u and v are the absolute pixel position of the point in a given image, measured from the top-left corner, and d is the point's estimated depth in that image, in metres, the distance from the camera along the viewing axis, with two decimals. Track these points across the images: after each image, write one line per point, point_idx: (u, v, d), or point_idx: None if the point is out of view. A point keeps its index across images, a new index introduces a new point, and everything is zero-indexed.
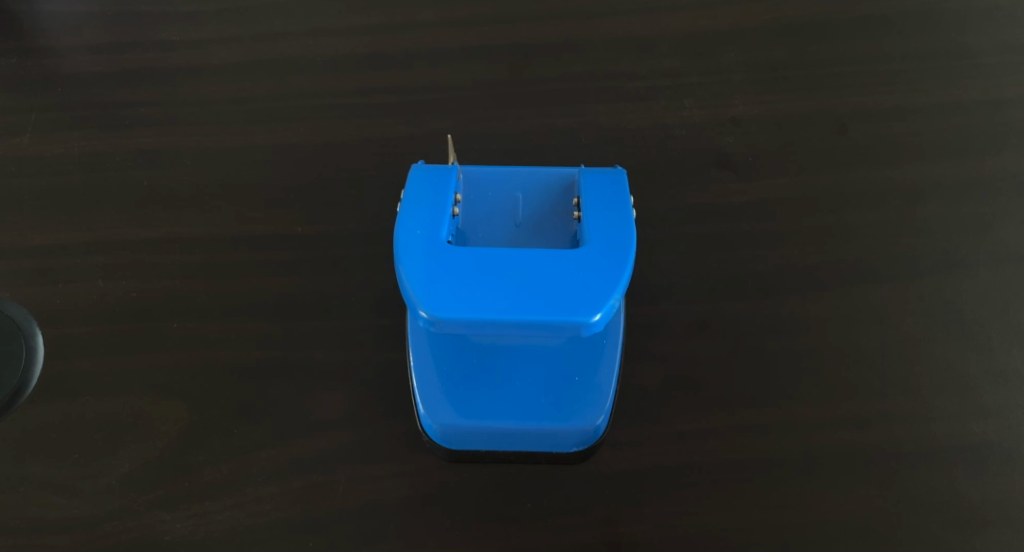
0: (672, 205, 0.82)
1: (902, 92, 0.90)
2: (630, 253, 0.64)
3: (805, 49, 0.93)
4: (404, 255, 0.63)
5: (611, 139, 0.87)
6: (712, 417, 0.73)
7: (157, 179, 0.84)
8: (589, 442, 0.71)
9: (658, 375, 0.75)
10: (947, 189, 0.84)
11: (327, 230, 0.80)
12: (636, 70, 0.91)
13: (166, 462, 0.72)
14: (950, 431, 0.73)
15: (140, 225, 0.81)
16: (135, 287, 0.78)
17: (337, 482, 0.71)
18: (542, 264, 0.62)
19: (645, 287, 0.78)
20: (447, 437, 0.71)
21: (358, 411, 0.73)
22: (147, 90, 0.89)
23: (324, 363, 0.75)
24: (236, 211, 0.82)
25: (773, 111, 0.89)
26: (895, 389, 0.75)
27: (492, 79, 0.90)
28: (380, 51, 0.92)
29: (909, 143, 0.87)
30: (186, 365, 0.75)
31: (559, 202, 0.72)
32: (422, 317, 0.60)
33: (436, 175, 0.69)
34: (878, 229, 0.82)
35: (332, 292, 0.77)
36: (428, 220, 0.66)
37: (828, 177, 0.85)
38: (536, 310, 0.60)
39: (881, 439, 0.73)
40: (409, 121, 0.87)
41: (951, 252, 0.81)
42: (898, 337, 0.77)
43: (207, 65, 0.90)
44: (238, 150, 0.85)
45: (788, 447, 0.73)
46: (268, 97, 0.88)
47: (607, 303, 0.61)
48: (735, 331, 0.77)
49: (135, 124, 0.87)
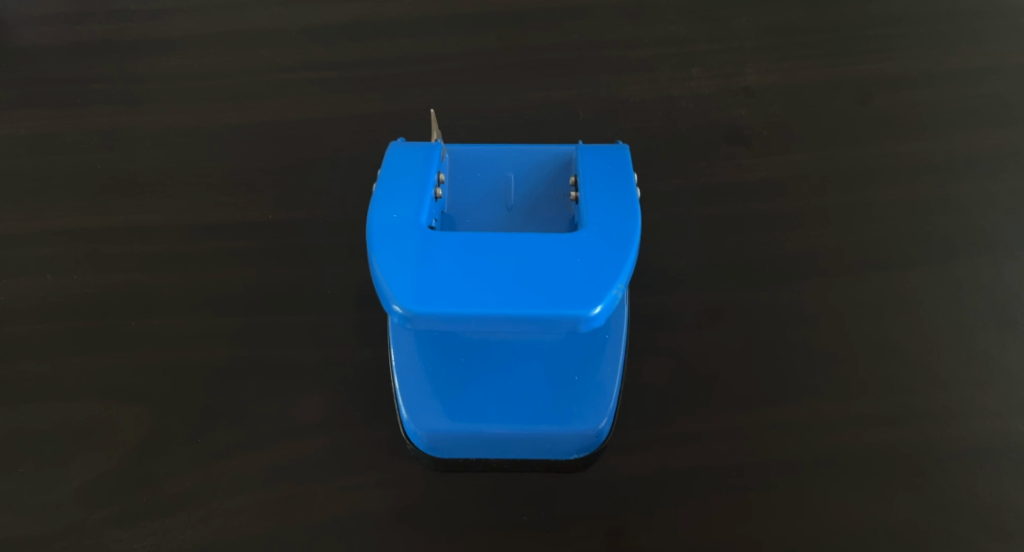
0: (679, 185, 0.75)
1: (930, 58, 0.83)
2: (634, 237, 0.56)
3: (823, 13, 0.85)
4: (377, 243, 0.56)
5: (612, 112, 0.79)
6: (729, 417, 0.66)
7: (115, 161, 0.76)
8: (591, 449, 0.64)
9: (667, 370, 0.68)
10: (983, 162, 0.77)
11: (302, 215, 0.73)
12: (639, 37, 0.84)
13: (123, 474, 0.64)
14: (992, 431, 0.66)
15: (95, 212, 0.74)
16: (89, 281, 0.71)
17: (314, 493, 0.64)
18: (536, 250, 0.55)
19: (650, 275, 0.71)
20: (432, 444, 0.64)
21: (335, 415, 0.66)
22: (107, 66, 0.82)
23: (297, 362, 0.68)
24: (203, 196, 0.75)
25: (788, 80, 0.81)
26: (931, 382, 0.68)
27: (481, 50, 0.83)
28: (359, 21, 0.85)
29: (940, 112, 0.79)
30: (146, 366, 0.68)
31: (555, 182, 0.65)
32: (398, 312, 0.53)
33: (418, 152, 0.62)
34: (906, 208, 0.75)
35: (306, 284, 0.70)
36: (404, 202, 0.58)
37: (852, 150, 0.77)
38: (528, 303, 0.53)
39: (915, 439, 0.66)
40: (390, 96, 0.80)
41: (988, 230, 0.73)
42: (932, 325, 0.70)
43: (173, 40, 0.84)
44: (203, 129, 0.78)
45: (809, 449, 0.65)
46: (238, 72, 0.81)
47: (608, 294, 0.53)
48: (750, 321, 0.70)
49: (91, 102, 0.80)
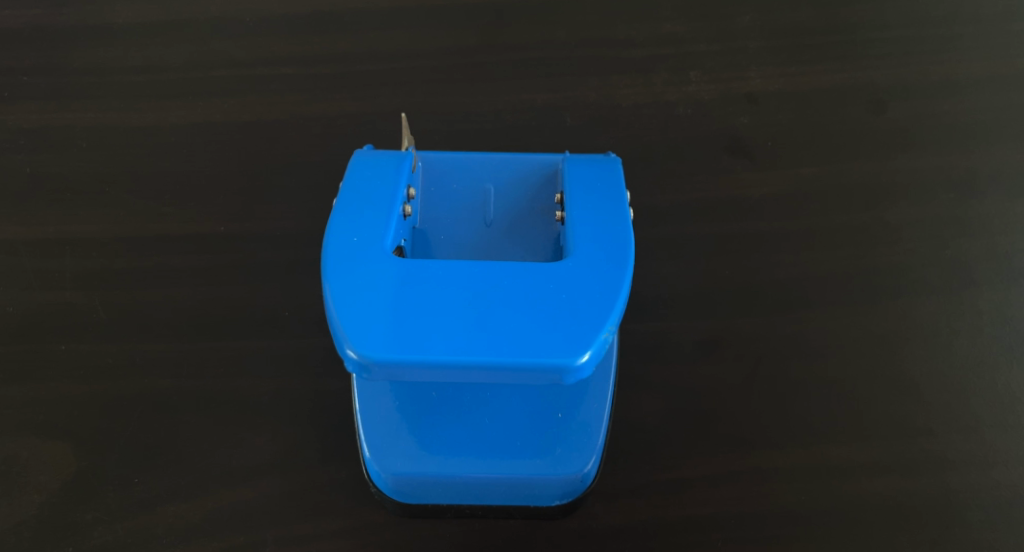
0: (673, 200, 0.68)
1: (950, 62, 0.76)
2: (628, 267, 0.50)
3: (833, 14, 0.79)
4: (334, 272, 0.48)
5: (602, 118, 0.72)
6: (728, 460, 0.60)
7: (46, 164, 0.69)
8: (575, 496, 0.57)
9: (659, 406, 0.61)
10: (1005, 180, 0.71)
11: (256, 227, 0.66)
12: (633, 36, 0.77)
13: (47, 520, 0.57)
14: (1018, 480, 0.60)
15: (22, 220, 0.66)
16: (13, 300, 0.63)
17: (263, 543, 0.57)
18: (516, 281, 0.48)
19: (642, 299, 0.65)
20: (396, 491, 0.56)
21: (290, 453, 0.59)
22: (41, 56, 0.74)
23: (246, 392, 0.61)
24: (144, 204, 0.67)
25: (795, 85, 0.75)
26: (950, 425, 0.61)
27: (459, 46, 0.76)
28: (325, 11, 0.77)
29: (960, 123, 0.73)
30: (74, 396, 0.60)
31: (539, 197, 0.58)
32: (353, 358, 0.46)
33: (384, 161, 0.55)
34: (922, 229, 0.68)
35: (259, 305, 0.63)
36: (366, 220, 0.51)
37: (862, 165, 0.71)
38: (506, 350, 0.46)
39: (933, 489, 0.59)
40: (357, 95, 0.73)
41: (1011, 255, 0.67)
42: (951, 361, 0.64)
43: (115, 30, 0.76)
44: (147, 130, 0.71)
45: (817, 498, 0.59)
46: (187, 67, 0.74)
47: (599, 339, 0.47)
48: (752, 352, 0.63)
49: (21, 97, 0.72)
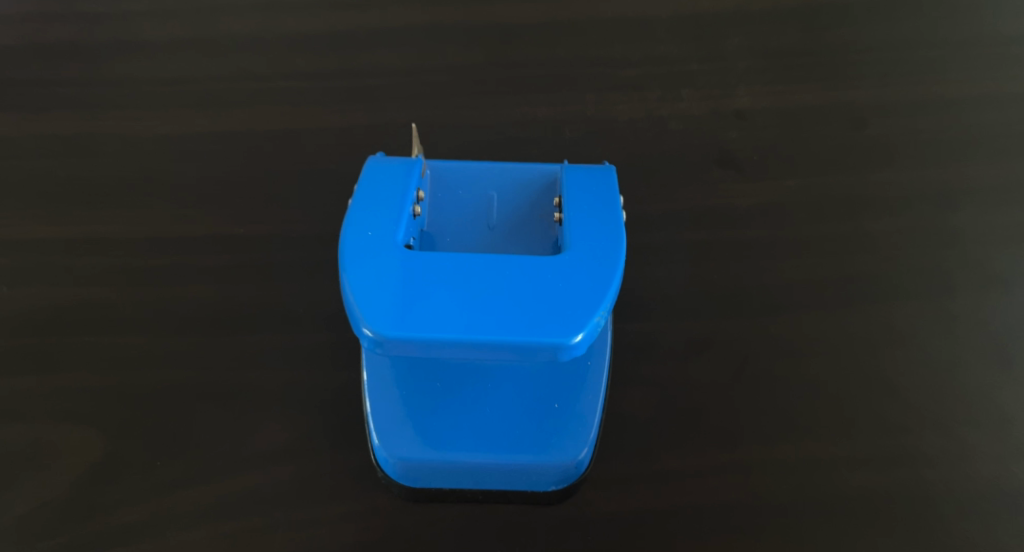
0: (666, 209, 0.73)
1: (925, 84, 0.81)
2: (619, 261, 0.54)
3: (817, 36, 0.83)
4: (351, 262, 0.53)
5: (599, 132, 0.77)
6: (714, 452, 0.63)
7: (75, 169, 0.73)
8: (570, 481, 0.61)
9: (650, 401, 0.65)
10: (978, 194, 0.75)
11: (272, 230, 0.70)
12: (628, 56, 0.82)
13: (74, 501, 0.61)
14: (989, 474, 0.63)
15: (54, 221, 0.70)
16: (45, 294, 0.67)
17: (276, 524, 0.60)
18: (517, 272, 0.52)
19: (636, 301, 0.69)
20: (402, 475, 0.60)
21: (302, 442, 0.63)
22: (72, 69, 0.79)
23: (263, 383, 0.64)
24: (167, 208, 0.71)
25: (781, 103, 0.79)
26: (924, 421, 0.65)
27: (465, 63, 0.80)
28: (338, 30, 0.82)
29: (934, 140, 0.77)
30: (98, 387, 0.64)
31: (538, 202, 0.62)
32: (368, 336, 0.50)
33: (395, 166, 0.59)
34: (899, 238, 0.72)
35: (274, 302, 0.67)
36: (380, 218, 0.55)
37: (844, 178, 0.75)
38: (507, 330, 0.50)
39: (909, 481, 0.63)
40: (367, 108, 0.77)
41: (984, 264, 0.71)
42: (926, 362, 0.67)
43: (143, 44, 0.81)
44: (172, 138, 0.75)
45: (797, 488, 0.63)
46: (210, 80, 0.79)
47: (591, 322, 0.51)
48: (739, 353, 0.67)
49: (51, 107, 0.77)
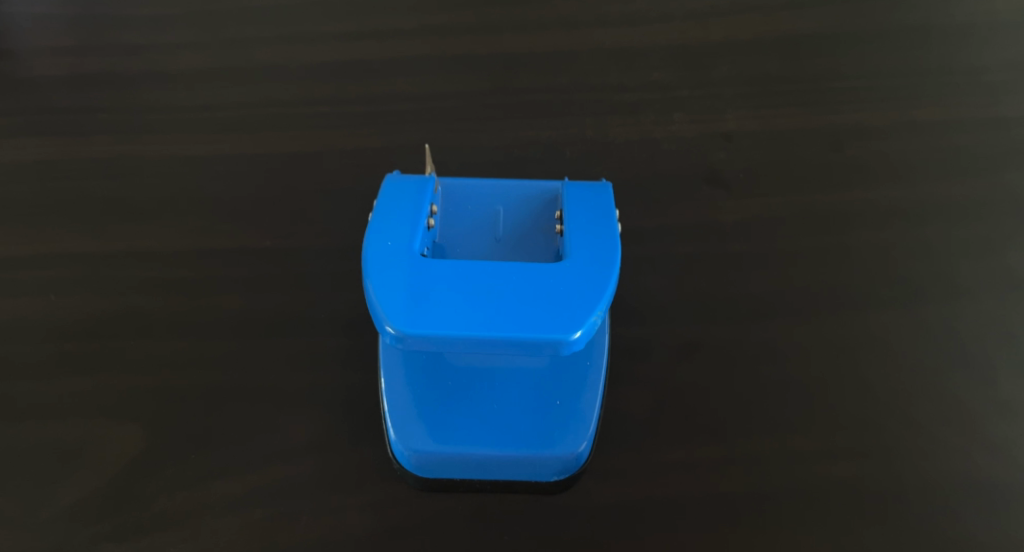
0: (659, 224, 0.78)
1: (899, 110, 0.87)
2: (614, 267, 0.60)
3: (800, 65, 0.90)
4: (373, 268, 0.59)
5: (598, 152, 0.83)
6: (703, 446, 0.69)
7: (115, 189, 0.79)
8: (570, 472, 0.67)
9: (645, 400, 0.70)
10: (948, 210, 0.80)
11: (296, 244, 0.76)
12: (624, 83, 0.88)
13: (115, 490, 0.66)
14: (958, 466, 0.68)
15: (96, 235, 0.77)
16: (89, 302, 0.73)
17: (300, 513, 0.66)
18: (522, 277, 0.58)
19: (631, 308, 0.74)
20: (417, 466, 0.66)
21: (324, 437, 0.68)
22: (111, 96, 0.86)
23: (288, 384, 0.70)
24: (199, 224, 0.77)
25: (766, 126, 0.85)
26: (897, 418, 0.70)
27: (473, 90, 0.87)
28: (356, 61, 0.88)
29: (907, 161, 0.83)
30: (138, 388, 0.70)
31: (541, 217, 0.68)
32: (390, 333, 0.56)
33: (411, 184, 0.65)
34: (874, 250, 0.78)
35: (298, 310, 0.73)
36: (399, 230, 0.61)
37: (824, 196, 0.81)
38: (514, 327, 0.56)
39: (883, 473, 0.68)
40: (383, 131, 0.83)
41: (953, 274, 0.77)
42: (899, 364, 0.73)
43: (176, 74, 0.87)
44: (203, 159, 0.81)
45: (780, 479, 0.68)
46: (238, 106, 0.85)
47: (589, 320, 0.56)
48: (726, 356, 0.73)
49: (94, 131, 0.83)
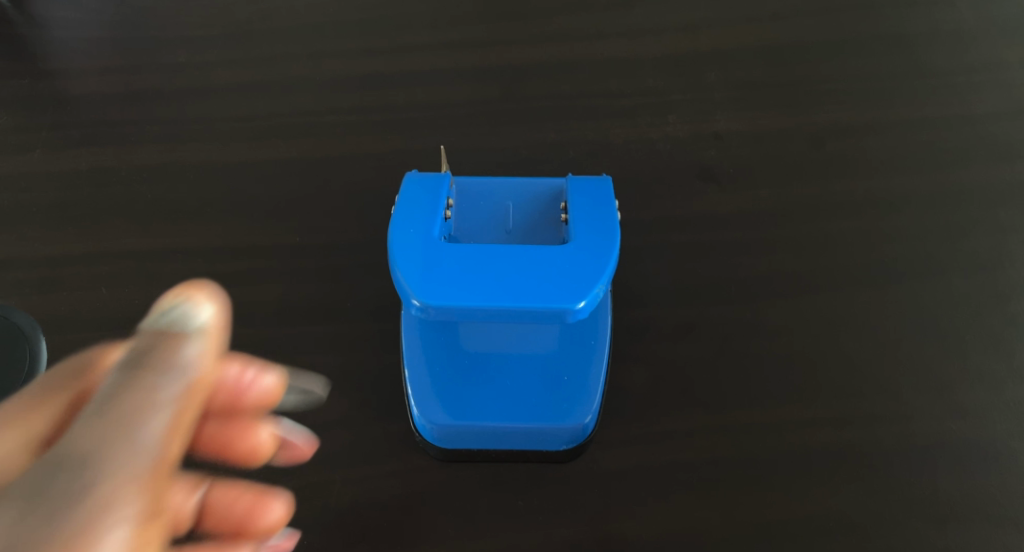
0: (655, 217, 0.85)
1: (876, 109, 0.94)
2: (614, 249, 0.67)
3: (785, 70, 0.96)
4: (399, 252, 0.67)
5: (598, 153, 0.90)
6: (699, 417, 0.75)
7: (158, 194, 0.87)
8: (579, 442, 0.73)
9: (645, 376, 0.77)
10: (921, 200, 0.87)
11: (325, 240, 0.83)
12: (623, 89, 0.95)
13: None
14: (932, 430, 0.75)
15: (144, 235, 0.84)
16: (138, 295, 0.81)
17: (332, 482, 0.72)
18: (531, 257, 0.66)
19: (632, 293, 0.81)
20: (438, 438, 0.73)
21: (353, 414, 0.75)
22: (150, 108, 0.93)
23: (320, 365, 0.77)
24: (236, 224, 0.85)
25: (754, 126, 0.92)
26: (876, 388, 0.77)
27: (482, 97, 0.94)
28: (373, 72, 0.95)
29: (884, 156, 0.90)
30: None
31: (548, 209, 0.75)
32: (416, 305, 0.64)
33: (430, 181, 0.72)
34: (856, 237, 0.84)
35: (327, 299, 0.80)
36: (420, 219, 0.69)
37: (807, 188, 0.88)
38: (526, 299, 0.64)
39: (863, 438, 0.75)
40: (399, 137, 0.91)
41: (925, 258, 0.84)
42: (878, 339, 0.79)
43: (208, 85, 0.94)
44: (237, 164, 0.89)
45: (769, 445, 0.74)
46: (267, 115, 0.92)
47: (592, 292, 0.65)
48: (719, 335, 0.79)
49: (137, 142, 0.91)
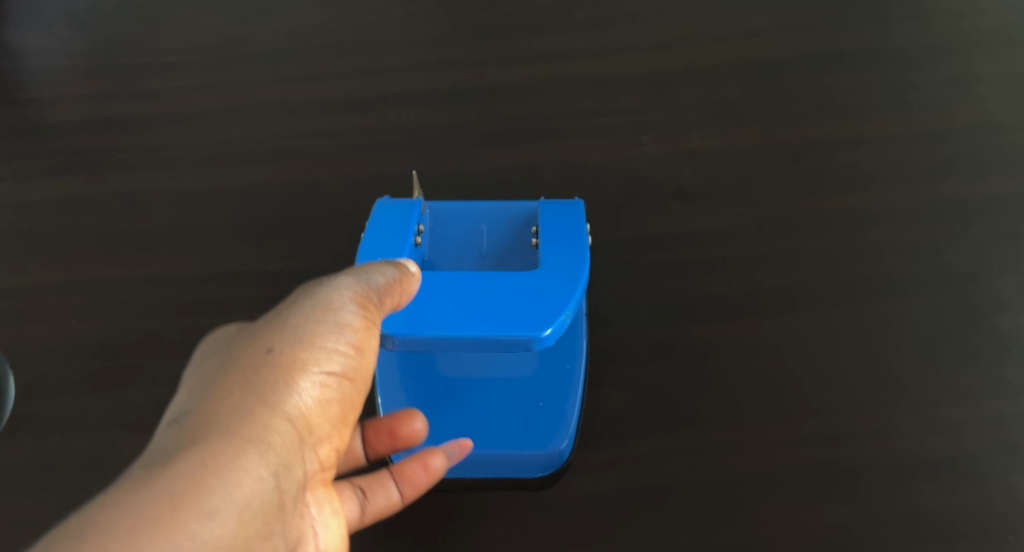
0: (631, 239, 0.85)
1: (853, 124, 0.93)
2: (582, 275, 0.68)
3: (761, 87, 0.96)
4: None
5: (574, 174, 0.90)
6: (676, 439, 0.75)
7: (131, 222, 0.87)
8: (555, 468, 0.73)
9: (622, 399, 0.77)
10: (899, 215, 0.87)
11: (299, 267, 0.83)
12: (599, 108, 0.95)
13: None
14: (911, 448, 0.75)
15: (116, 264, 0.84)
16: (109, 325, 0.80)
17: None
18: (497, 285, 0.67)
19: (607, 317, 0.81)
20: None
21: None
22: (124, 136, 0.93)
23: None
24: (209, 251, 0.84)
25: (730, 145, 0.92)
26: (855, 407, 0.76)
27: (457, 120, 0.94)
28: (346, 95, 0.95)
29: (861, 171, 0.90)
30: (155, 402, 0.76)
31: (520, 233, 0.74)
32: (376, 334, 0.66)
33: (402, 208, 0.72)
34: (832, 254, 0.84)
35: None
36: (390, 247, 0.69)
37: (783, 206, 0.87)
38: (489, 327, 0.65)
39: (842, 457, 0.74)
40: (373, 161, 0.90)
41: (903, 274, 0.83)
42: (855, 357, 0.79)
43: (182, 112, 0.94)
44: (211, 191, 0.88)
45: (748, 466, 0.74)
46: (240, 141, 0.92)
47: (558, 319, 0.65)
48: (697, 355, 0.79)
49: (110, 170, 0.90)
